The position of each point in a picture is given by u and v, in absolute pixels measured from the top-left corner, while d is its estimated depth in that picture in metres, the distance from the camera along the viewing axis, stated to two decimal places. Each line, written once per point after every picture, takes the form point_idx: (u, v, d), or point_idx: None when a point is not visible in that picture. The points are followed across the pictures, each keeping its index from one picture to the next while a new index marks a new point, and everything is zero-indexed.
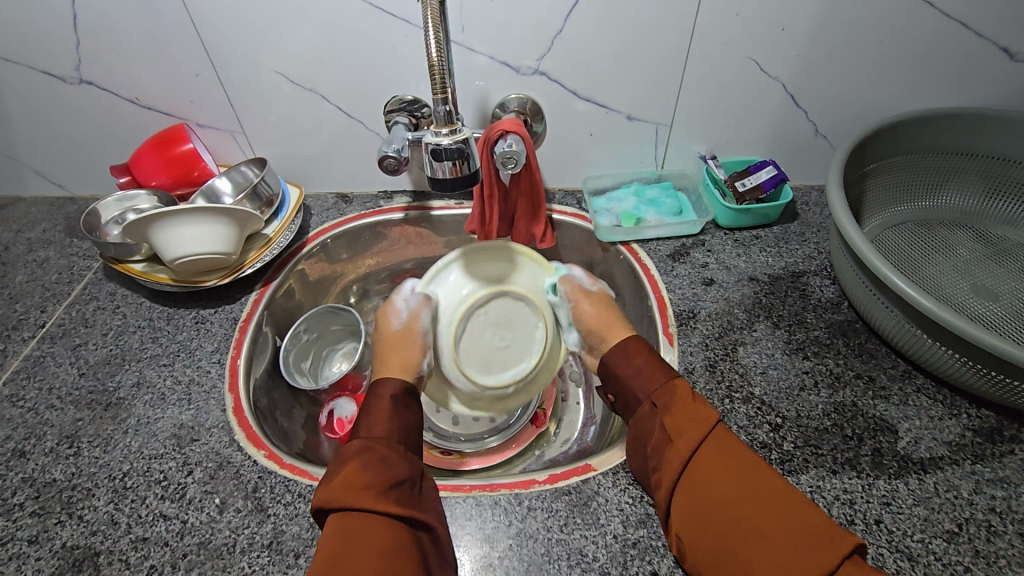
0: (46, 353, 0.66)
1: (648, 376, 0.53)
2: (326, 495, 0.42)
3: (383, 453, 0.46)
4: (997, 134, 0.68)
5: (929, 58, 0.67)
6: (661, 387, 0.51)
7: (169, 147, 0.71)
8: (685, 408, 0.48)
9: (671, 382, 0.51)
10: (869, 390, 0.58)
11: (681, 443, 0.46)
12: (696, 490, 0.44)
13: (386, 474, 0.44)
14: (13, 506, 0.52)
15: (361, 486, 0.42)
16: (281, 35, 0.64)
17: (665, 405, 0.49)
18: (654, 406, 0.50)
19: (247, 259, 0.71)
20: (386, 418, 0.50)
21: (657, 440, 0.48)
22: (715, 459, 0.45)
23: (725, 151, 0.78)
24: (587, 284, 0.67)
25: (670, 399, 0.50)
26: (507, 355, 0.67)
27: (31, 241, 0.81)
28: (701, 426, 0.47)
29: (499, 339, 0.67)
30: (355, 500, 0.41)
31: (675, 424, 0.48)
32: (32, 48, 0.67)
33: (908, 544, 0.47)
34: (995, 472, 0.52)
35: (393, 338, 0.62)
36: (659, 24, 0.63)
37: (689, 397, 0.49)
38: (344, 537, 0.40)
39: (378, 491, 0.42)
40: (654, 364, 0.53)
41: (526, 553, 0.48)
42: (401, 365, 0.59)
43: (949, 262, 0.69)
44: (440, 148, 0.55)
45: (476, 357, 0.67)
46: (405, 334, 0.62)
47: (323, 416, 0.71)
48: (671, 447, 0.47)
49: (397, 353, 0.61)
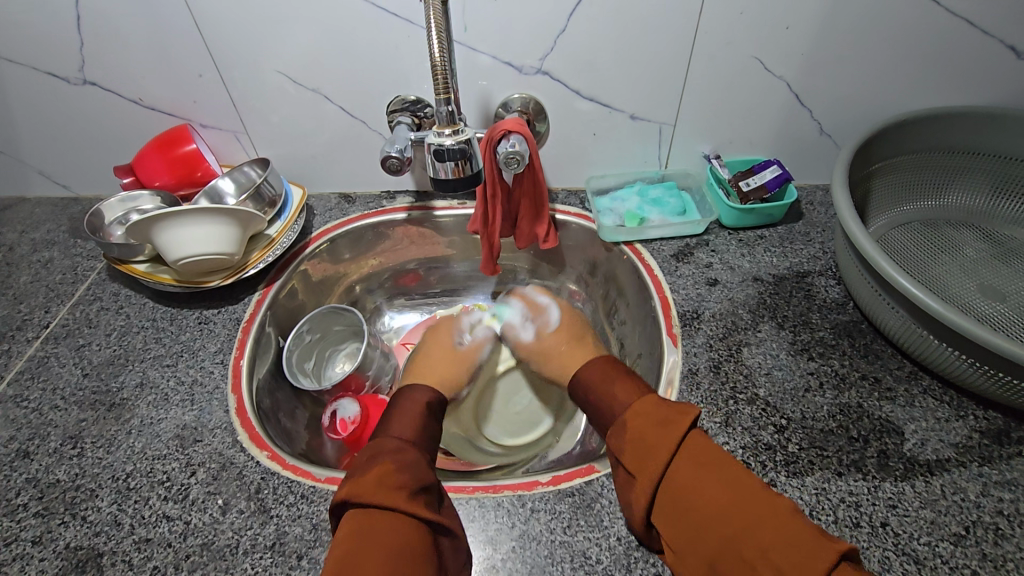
0: (50, 353, 0.66)
1: (612, 405, 0.53)
2: (355, 489, 0.42)
3: (412, 458, 0.47)
4: (1005, 134, 0.67)
5: (936, 57, 0.66)
6: (620, 421, 0.50)
7: (172, 148, 0.71)
8: (642, 438, 0.47)
9: (625, 415, 0.50)
10: (875, 392, 0.58)
11: (643, 477, 0.45)
12: (676, 514, 0.43)
13: (415, 477, 0.45)
14: (17, 506, 0.53)
15: (392, 486, 0.42)
16: (283, 35, 0.64)
17: (623, 439, 0.48)
18: (615, 451, 0.49)
19: (250, 260, 0.71)
20: (411, 425, 0.52)
21: (624, 478, 0.48)
22: (684, 483, 0.44)
23: (729, 151, 0.77)
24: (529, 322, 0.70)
25: (625, 441, 0.48)
26: (523, 413, 0.73)
27: (35, 241, 0.81)
28: (661, 456, 0.45)
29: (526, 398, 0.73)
30: (386, 498, 0.41)
31: (633, 460, 0.47)
32: (35, 49, 0.67)
33: (914, 547, 0.47)
34: (1002, 475, 0.51)
35: (452, 353, 0.68)
36: (662, 23, 0.63)
37: (646, 424, 0.48)
38: (372, 532, 0.40)
39: (409, 492, 0.43)
40: (624, 388, 0.53)
41: (529, 555, 0.48)
42: (445, 381, 0.64)
43: (955, 262, 0.69)
44: (442, 150, 0.55)
45: (505, 403, 0.73)
46: (467, 356, 0.68)
47: (325, 417, 0.68)
48: (636, 483, 0.46)
49: (446, 368, 0.66)
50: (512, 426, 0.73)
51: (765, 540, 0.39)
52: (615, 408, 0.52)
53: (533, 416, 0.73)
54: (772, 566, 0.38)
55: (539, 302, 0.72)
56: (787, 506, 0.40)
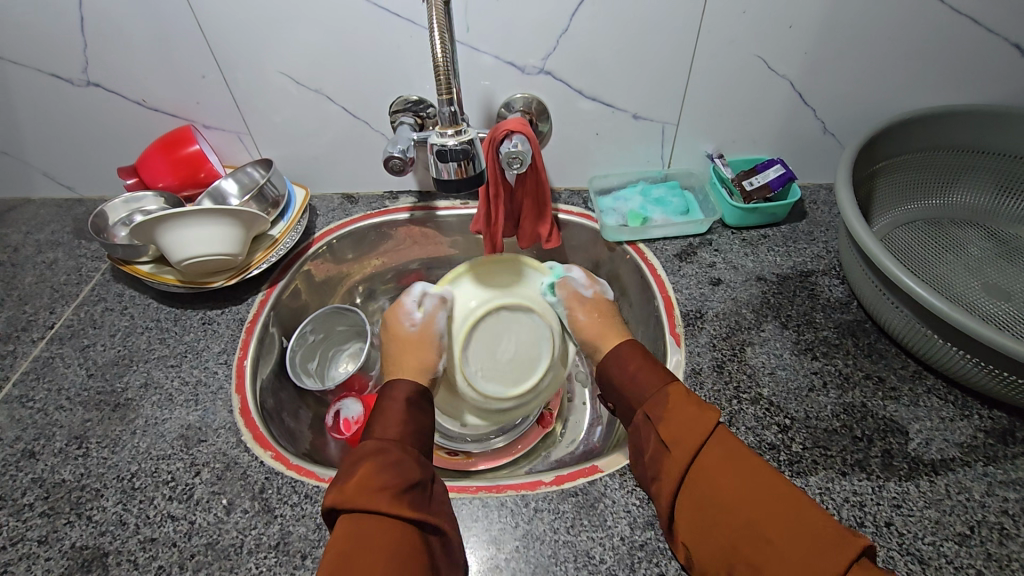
0: (55, 354, 0.66)
1: (648, 381, 0.53)
2: (339, 495, 0.42)
3: (397, 456, 0.46)
4: (1009, 132, 0.67)
5: (940, 55, 0.66)
6: (659, 395, 0.50)
7: (175, 149, 0.71)
8: (681, 413, 0.48)
9: (666, 388, 0.50)
10: (879, 391, 0.58)
11: (680, 450, 0.45)
12: (700, 497, 0.44)
13: (400, 476, 0.44)
14: (23, 506, 0.53)
15: (374, 488, 0.42)
16: (285, 36, 0.64)
17: (662, 412, 0.49)
18: (648, 416, 0.50)
19: (253, 261, 0.71)
20: (397, 422, 0.50)
21: (654, 451, 0.48)
22: (715, 462, 0.45)
23: (732, 150, 0.77)
24: (585, 287, 0.67)
25: (664, 408, 0.49)
26: (515, 361, 0.66)
27: (39, 242, 0.81)
28: (698, 434, 0.45)
29: (510, 345, 0.65)
30: (367, 502, 0.41)
31: (671, 433, 0.47)
32: (39, 51, 0.67)
33: (919, 547, 0.47)
34: (1007, 475, 0.51)
35: (411, 338, 0.62)
36: (665, 22, 0.63)
37: (681, 403, 0.48)
38: (355, 538, 0.40)
39: (391, 493, 0.42)
40: (654, 372, 0.53)
41: (533, 555, 0.48)
42: (415, 367, 0.60)
43: (959, 261, 0.68)
44: (444, 150, 0.55)
45: (485, 358, 0.65)
46: (421, 335, 0.62)
47: (329, 417, 0.70)
48: (671, 455, 0.46)
49: (410, 355, 0.61)
50: (507, 378, 0.66)
51: (788, 527, 0.40)
52: (649, 386, 0.52)
53: (524, 361, 0.66)
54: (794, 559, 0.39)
55: (594, 276, 0.69)
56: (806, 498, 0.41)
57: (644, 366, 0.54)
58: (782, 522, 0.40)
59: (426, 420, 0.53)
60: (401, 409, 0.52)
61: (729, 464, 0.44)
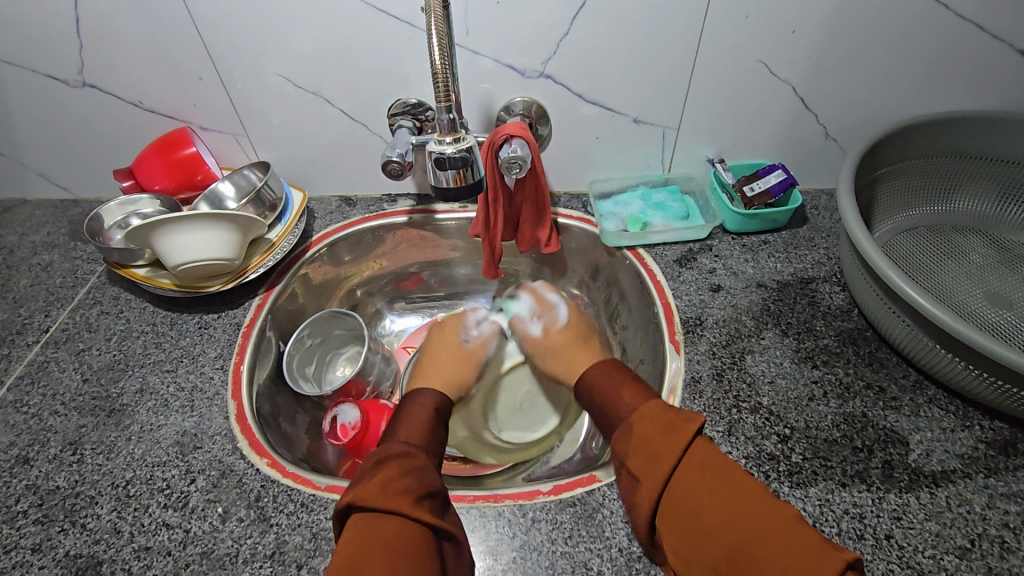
0: (50, 358, 0.66)
1: (618, 410, 0.52)
2: (360, 491, 0.42)
3: (420, 462, 0.46)
4: (1011, 139, 0.66)
5: (944, 61, 0.65)
6: (624, 424, 0.50)
7: (173, 151, 0.70)
8: (648, 443, 0.46)
9: (630, 419, 0.50)
10: (879, 401, 0.57)
11: (649, 482, 0.44)
12: (679, 527, 0.42)
13: (421, 482, 0.44)
14: (17, 513, 0.52)
15: (396, 489, 0.42)
16: (282, 39, 0.63)
17: (629, 444, 0.48)
18: (617, 454, 0.49)
19: (249, 266, 0.71)
20: (416, 428, 0.51)
21: (628, 483, 0.47)
22: (690, 484, 0.43)
23: (733, 155, 0.77)
24: (535, 318, 0.70)
25: (631, 440, 0.48)
26: (537, 394, 0.72)
27: (35, 244, 0.81)
28: (664, 465, 0.44)
29: (526, 381, 0.71)
30: (390, 500, 0.41)
31: (639, 467, 0.46)
32: (32, 51, 0.66)
33: (919, 560, 0.47)
34: (1008, 487, 0.51)
35: (456, 352, 0.66)
36: (666, 25, 0.62)
37: (647, 431, 0.47)
38: (372, 536, 0.39)
39: (413, 497, 0.42)
40: (626, 394, 0.53)
41: (530, 566, 0.48)
42: (448, 378, 0.62)
43: (962, 268, 0.68)
44: (443, 158, 0.54)
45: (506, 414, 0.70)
46: (466, 356, 0.66)
47: (326, 423, 0.67)
48: (642, 487, 0.45)
49: (449, 366, 0.64)
50: (515, 421, 0.71)
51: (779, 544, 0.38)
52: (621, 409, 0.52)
53: (532, 414, 0.71)
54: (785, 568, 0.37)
55: (547, 300, 0.73)
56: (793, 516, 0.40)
57: (616, 387, 0.54)
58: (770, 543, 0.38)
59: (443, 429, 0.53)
60: (421, 417, 0.52)
61: (701, 487, 0.43)
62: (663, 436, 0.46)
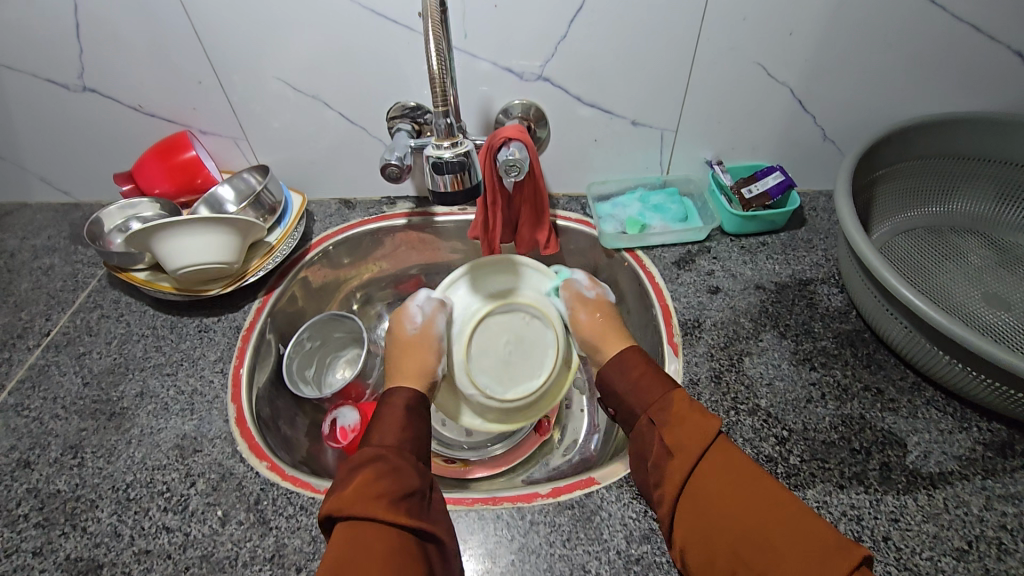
0: (51, 362, 0.66)
1: (652, 385, 0.52)
2: (338, 500, 0.42)
3: (395, 463, 0.45)
4: (1008, 141, 0.66)
5: (941, 63, 0.65)
6: (662, 399, 0.50)
7: (173, 155, 0.71)
8: (684, 421, 0.47)
9: (668, 395, 0.50)
10: (877, 403, 0.57)
11: (681, 457, 0.45)
12: (697, 510, 0.44)
13: (398, 484, 0.44)
14: (18, 517, 0.53)
15: (371, 495, 0.42)
16: (281, 43, 0.64)
17: (666, 418, 0.48)
18: (653, 421, 0.49)
19: (249, 269, 0.71)
20: (394, 428, 0.50)
21: (656, 456, 0.48)
22: (718, 469, 0.45)
23: (731, 157, 0.77)
24: (587, 289, 0.68)
25: (670, 412, 0.49)
26: (520, 341, 0.70)
27: (36, 248, 0.81)
28: (695, 446, 0.45)
29: (500, 332, 0.69)
30: (364, 508, 0.41)
31: (674, 442, 0.47)
32: (32, 55, 0.67)
33: (916, 562, 0.47)
34: (1006, 488, 0.51)
35: (410, 343, 0.64)
36: (663, 28, 0.62)
37: (685, 408, 0.48)
38: (350, 544, 0.40)
39: (388, 500, 0.42)
40: (659, 376, 0.53)
41: (529, 569, 0.48)
42: (413, 373, 0.61)
43: (960, 270, 0.68)
44: (440, 163, 0.54)
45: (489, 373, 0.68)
46: (426, 340, 0.64)
47: (325, 425, 0.68)
48: (673, 463, 0.46)
49: (410, 359, 0.62)
50: (506, 375, 0.68)
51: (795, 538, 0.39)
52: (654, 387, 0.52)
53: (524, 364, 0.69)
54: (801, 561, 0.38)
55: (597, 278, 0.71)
56: (804, 512, 0.41)
57: (645, 373, 0.53)
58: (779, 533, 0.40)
59: (425, 425, 0.53)
60: (399, 416, 0.51)
61: (722, 476, 0.44)
62: (701, 416, 0.47)
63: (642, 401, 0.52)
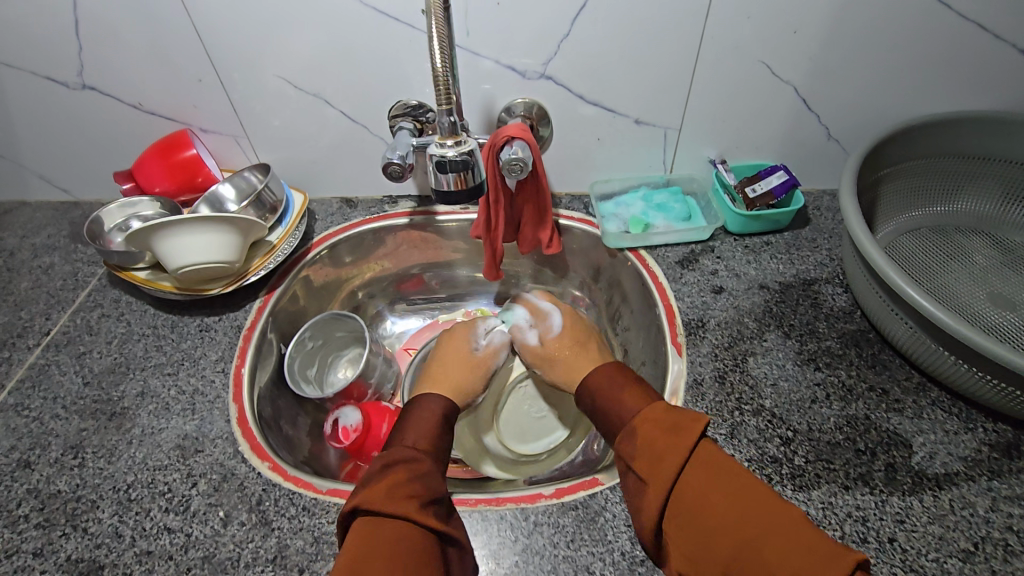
0: (51, 361, 0.65)
1: (619, 412, 0.53)
2: (367, 495, 0.42)
3: (425, 467, 0.46)
4: (1014, 140, 0.66)
5: (947, 61, 0.65)
6: (628, 427, 0.50)
7: (173, 153, 0.70)
8: (652, 445, 0.47)
9: (632, 422, 0.50)
10: (882, 403, 0.57)
11: (654, 486, 0.45)
12: (688, 522, 0.43)
13: (427, 487, 0.44)
14: (19, 518, 0.52)
15: (403, 494, 0.42)
16: (282, 41, 0.63)
17: (629, 451, 0.48)
18: (622, 455, 0.49)
19: (250, 268, 0.70)
20: (425, 435, 0.51)
21: (634, 486, 0.47)
22: (700, 483, 0.44)
23: (735, 155, 0.76)
24: (530, 330, 0.71)
25: (635, 445, 0.48)
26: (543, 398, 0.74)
27: (36, 246, 0.80)
28: (670, 466, 0.44)
29: (527, 387, 0.74)
30: (395, 505, 0.41)
31: (645, 468, 0.46)
32: (31, 53, 0.66)
33: (921, 563, 0.47)
34: (1011, 490, 0.50)
35: (466, 358, 0.67)
36: (667, 26, 0.62)
37: (648, 432, 0.48)
38: (375, 539, 0.39)
39: (419, 502, 0.42)
40: (631, 397, 0.53)
41: (533, 570, 0.48)
42: (458, 386, 0.64)
43: (964, 269, 0.68)
44: (444, 161, 0.53)
45: (510, 427, 0.73)
46: (477, 363, 0.68)
47: (328, 425, 0.67)
48: (648, 490, 0.45)
49: (458, 372, 0.66)
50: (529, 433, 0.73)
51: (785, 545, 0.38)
52: (623, 414, 0.53)
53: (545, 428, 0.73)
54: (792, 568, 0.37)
55: (542, 308, 0.73)
56: (798, 517, 0.40)
57: (622, 393, 0.54)
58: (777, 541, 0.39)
59: (447, 436, 0.54)
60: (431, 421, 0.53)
61: (710, 484, 0.43)
62: (668, 437, 0.47)
63: (620, 419, 0.52)
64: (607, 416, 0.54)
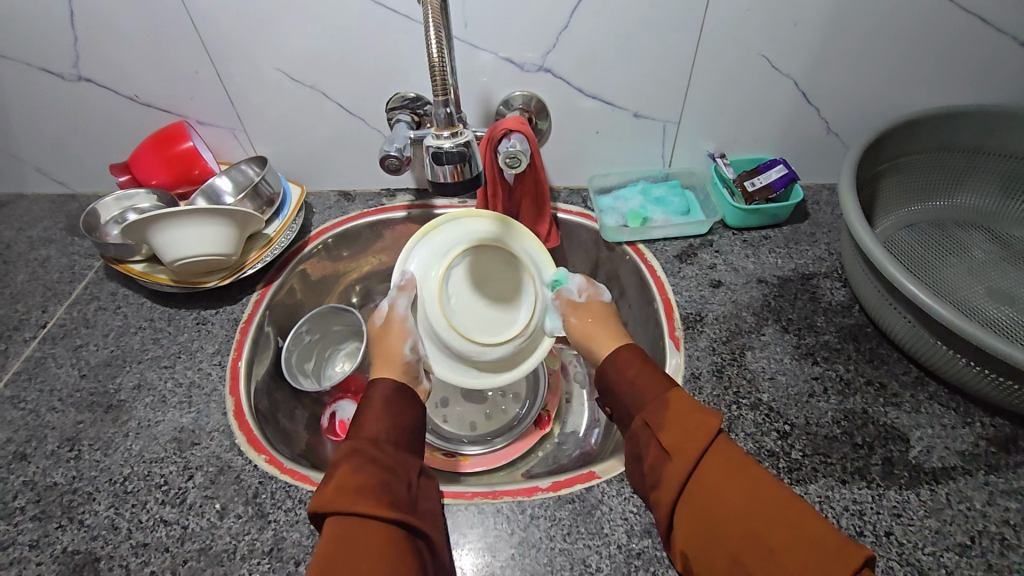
0: (47, 354, 0.65)
1: (647, 384, 0.51)
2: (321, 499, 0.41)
3: (378, 455, 0.45)
4: (1015, 134, 0.66)
5: (949, 55, 0.65)
6: (656, 401, 0.48)
7: (169, 145, 0.70)
8: (679, 423, 0.45)
9: (665, 397, 0.48)
10: (880, 397, 0.57)
11: (677, 462, 0.44)
12: (695, 510, 0.42)
13: (377, 476, 0.43)
14: (14, 510, 0.52)
15: (352, 487, 0.41)
16: (279, 31, 0.63)
17: (660, 422, 0.47)
18: (647, 424, 0.48)
19: (247, 261, 0.71)
20: (379, 419, 0.48)
21: (654, 460, 0.46)
22: (711, 472, 0.43)
23: (734, 149, 0.76)
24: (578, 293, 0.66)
25: (665, 415, 0.47)
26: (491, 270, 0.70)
27: (32, 239, 0.80)
28: (695, 446, 0.43)
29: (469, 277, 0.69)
30: (348, 503, 0.40)
31: (671, 442, 0.45)
32: (25, 44, 0.66)
33: (919, 557, 0.46)
34: (1009, 484, 0.50)
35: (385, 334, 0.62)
36: (667, 18, 0.61)
37: (682, 410, 0.46)
38: (344, 538, 0.39)
39: (369, 493, 0.41)
40: (653, 377, 0.51)
41: (529, 563, 0.48)
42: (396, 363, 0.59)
43: (963, 264, 0.68)
44: (440, 153, 0.52)
45: (482, 322, 0.69)
46: (401, 327, 0.63)
47: (324, 419, 0.70)
48: (670, 466, 0.44)
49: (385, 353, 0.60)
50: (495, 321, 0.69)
51: (793, 539, 0.38)
52: (648, 389, 0.50)
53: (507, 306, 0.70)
54: (800, 565, 0.37)
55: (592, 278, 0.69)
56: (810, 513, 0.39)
57: (645, 372, 0.52)
58: (784, 536, 0.38)
59: (414, 417, 0.51)
60: (384, 403, 0.50)
61: (722, 476, 0.42)
62: (695, 418, 0.45)
63: (639, 401, 0.50)
64: (626, 394, 0.52)
